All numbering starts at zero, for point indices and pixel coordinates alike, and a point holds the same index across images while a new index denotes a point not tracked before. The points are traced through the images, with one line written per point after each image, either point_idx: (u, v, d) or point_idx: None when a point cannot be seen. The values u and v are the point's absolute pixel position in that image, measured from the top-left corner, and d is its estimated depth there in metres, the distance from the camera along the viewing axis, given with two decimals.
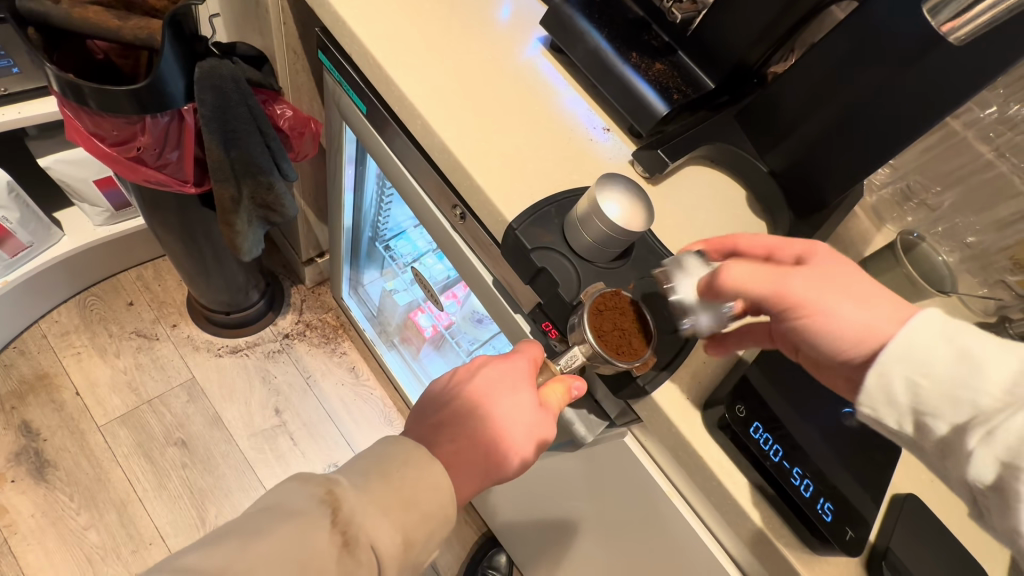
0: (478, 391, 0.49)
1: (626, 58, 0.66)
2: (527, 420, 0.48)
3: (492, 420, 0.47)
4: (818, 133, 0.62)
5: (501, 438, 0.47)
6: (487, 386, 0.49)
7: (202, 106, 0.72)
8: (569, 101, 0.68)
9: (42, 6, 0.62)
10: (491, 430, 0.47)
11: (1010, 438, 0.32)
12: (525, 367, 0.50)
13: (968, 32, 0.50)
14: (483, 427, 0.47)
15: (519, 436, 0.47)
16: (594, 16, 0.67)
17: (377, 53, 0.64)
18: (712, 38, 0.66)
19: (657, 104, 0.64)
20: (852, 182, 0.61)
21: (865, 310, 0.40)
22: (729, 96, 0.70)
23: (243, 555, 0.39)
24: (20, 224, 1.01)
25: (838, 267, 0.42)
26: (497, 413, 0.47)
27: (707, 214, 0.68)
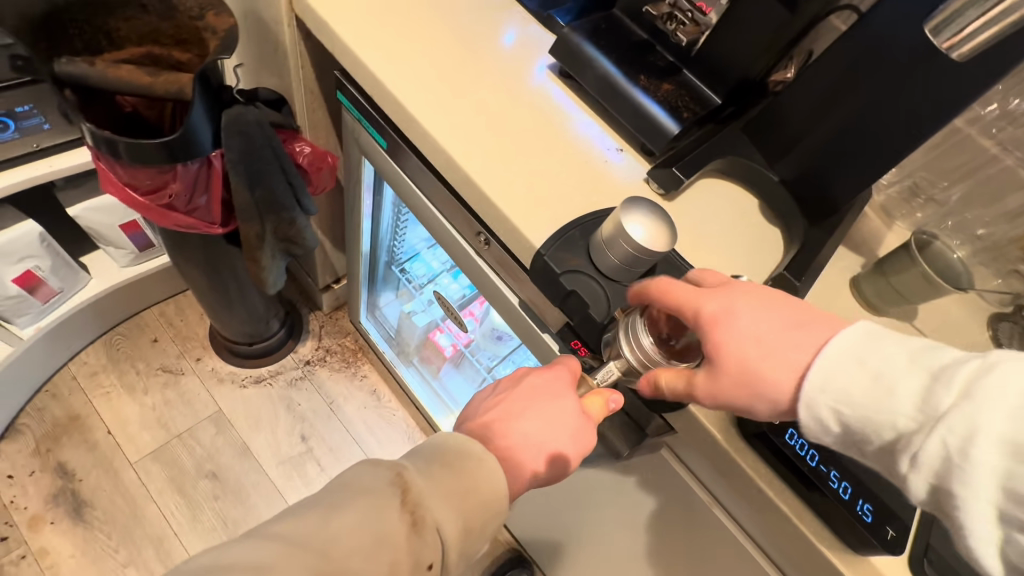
0: (524, 395, 0.51)
1: (634, 80, 0.68)
2: (571, 425, 0.49)
3: (537, 422, 0.50)
4: (827, 141, 0.63)
5: (550, 440, 0.49)
6: (533, 390, 0.51)
7: (229, 151, 0.74)
8: (582, 125, 0.70)
9: (79, 68, 0.64)
10: (535, 432, 0.49)
11: (934, 460, 0.36)
12: (568, 375, 0.52)
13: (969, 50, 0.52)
14: (529, 428, 0.50)
15: (561, 441, 0.49)
16: (600, 42, 0.70)
17: (397, 92, 0.67)
18: (716, 57, 0.69)
19: (668, 123, 0.66)
20: (864, 185, 0.63)
21: (775, 351, 0.42)
22: (735, 107, 0.72)
23: (323, 531, 0.42)
24: (52, 271, 1.04)
25: (740, 310, 0.44)
26: (541, 415, 0.50)
27: (721, 225, 0.70)
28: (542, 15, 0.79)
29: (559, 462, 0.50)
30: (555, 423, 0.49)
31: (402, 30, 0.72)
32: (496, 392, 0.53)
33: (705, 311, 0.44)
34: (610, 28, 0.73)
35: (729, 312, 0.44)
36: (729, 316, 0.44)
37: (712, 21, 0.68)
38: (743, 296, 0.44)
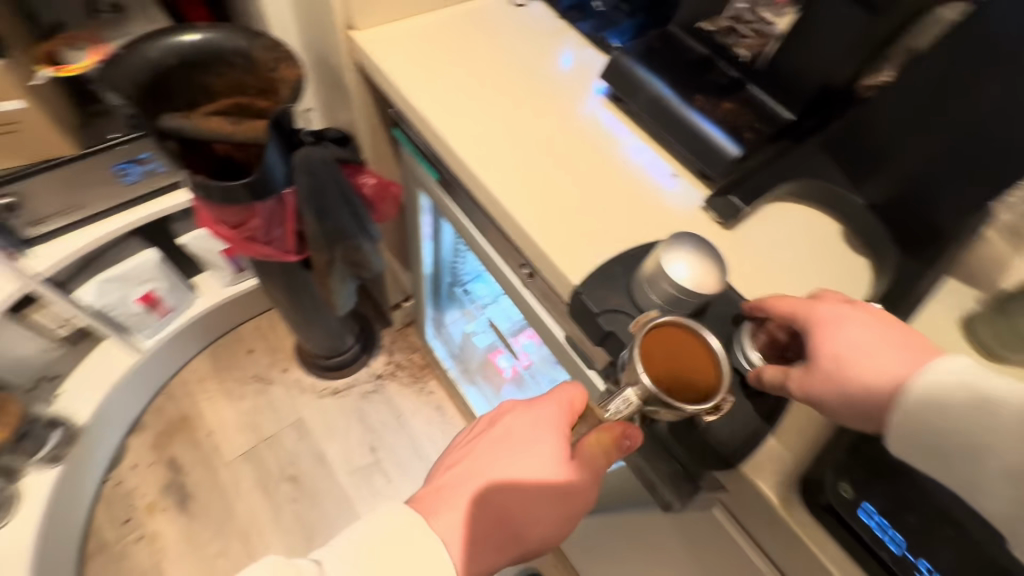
0: (511, 437, 0.50)
1: (690, 101, 0.63)
2: (545, 477, 0.48)
3: (508, 476, 0.49)
4: (931, 154, 0.54)
5: (523, 495, 0.49)
6: (506, 441, 0.50)
7: (300, 188, 0.81)
8: (633, 151, 0.67)
9: (177, 122, 0.73)
10: (511, 482, 0.49)
11: None
12: (559, 414, 0.50)
13: None
14: (499, 482, 0.49)
15: (535, 493, 0.49)
16: (653, 64, 0.66)
17: (438, 125, 0.67)
18: (787, 69, 0.62)
19: (728, 145, 0.61)
20: (982, 205, 0.52)
21: (871, 361, 0.40)
22: (816, 121, 0.64)
23: None
24: (168, 291, 1.20)
25: (845, 321, 0.43)
26: (523, 463, 0.49)
27: (792, 255, 0.62)
28: (596, 37, 0.77)
29: (537, 515, 0.49)
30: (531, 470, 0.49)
31: (453, 63, 0.73)
32: (471, 437, 0.53)
33: (814, 315, 0.44)
34: (665, 47, 0.69)
35: (836, 320, 0.43)
36: (835, 324, 0.43)
37: (777, 30, 0.61)
38: (846, 309, 0.44)
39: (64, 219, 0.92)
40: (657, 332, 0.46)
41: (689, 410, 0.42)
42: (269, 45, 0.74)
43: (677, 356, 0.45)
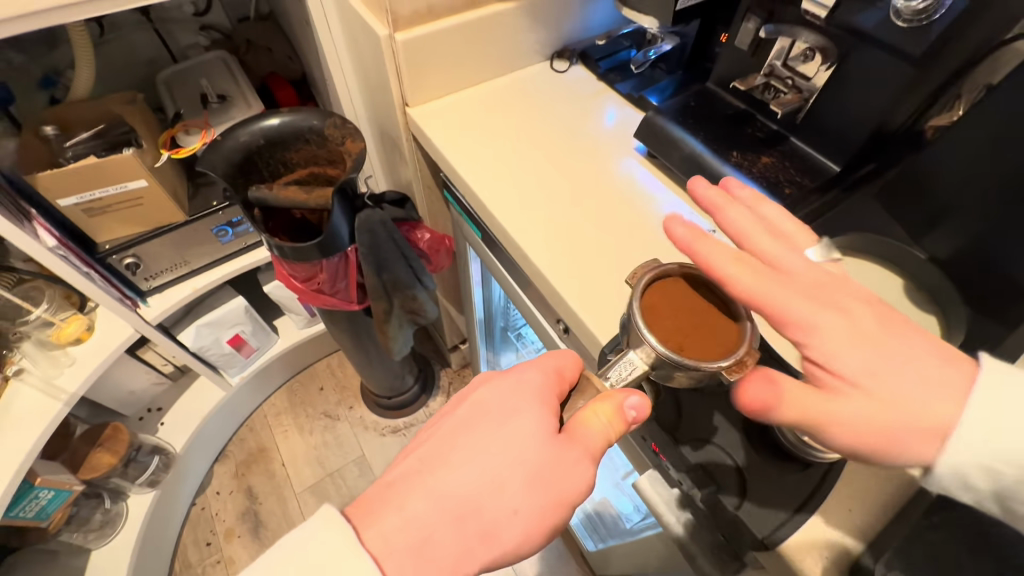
0: (489, 412, 0.46)
1: (725, 158, 0.63)
2: (525, 451, 0.43)
3: (480, 448, 0.43)
4: (997, 209, 0.50)
5: (497, 476, 0.42)
6: (479, 411, 0.46)
7: (361, 246, 0.89)
8: (668, 207, 0.68)
9: (262, 194, 0.85)
10: (481, 456, 0.43)
11: None
12: (543, 388, 0.47)
13: None
14: (470, 457, 0.43)
15: (512, 468, 0.42)
16: (687, 122, 0.68)
17: (477, 189, 0.72)
18: (829, 121, 0.60)
19: (767, 202, 0.60)
20: None
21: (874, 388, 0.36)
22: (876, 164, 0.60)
23: None
24: (252, 333, 1.34)
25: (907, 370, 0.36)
26: (500, 436, 0.44)
27: None
28: (633, 96, 0.80)
29: (513, 498, 0.42)
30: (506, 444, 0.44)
31: (496, 130, 0.79)
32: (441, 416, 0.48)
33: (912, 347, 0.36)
34: (701, 104, 0.70)
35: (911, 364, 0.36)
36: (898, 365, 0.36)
37: (816, 85, 0.59)
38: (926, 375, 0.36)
39: (173, 273, 1.08)
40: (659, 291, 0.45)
41: (708, 366, 0.40)
42: (337, 123, 0.85)
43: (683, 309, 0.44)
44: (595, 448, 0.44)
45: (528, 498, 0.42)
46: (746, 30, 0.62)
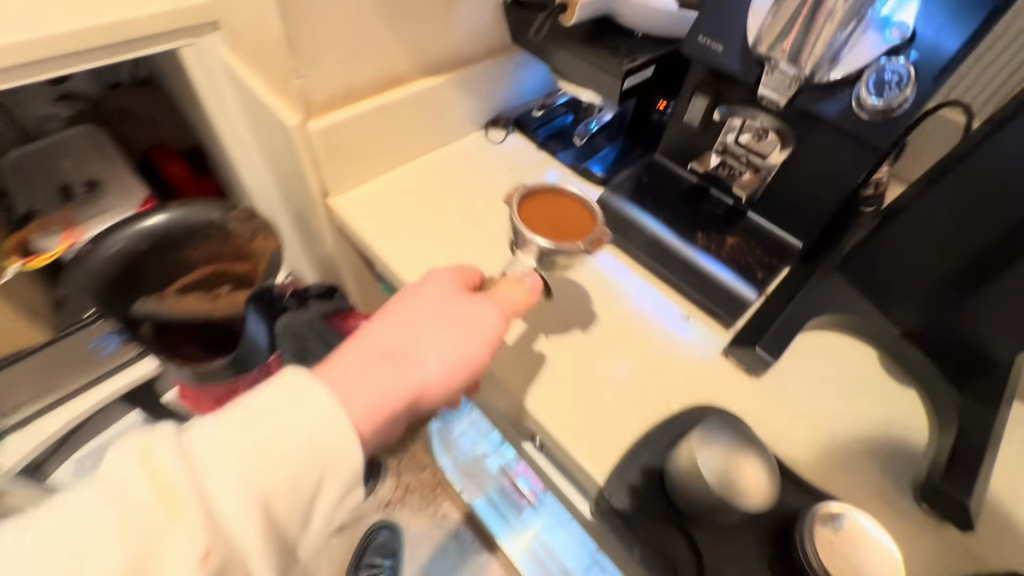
0: (401, 303, 0.45)
1: (692, 241, 0.59)
2: (449, 321, 0.44)
3: (401, 327, 0.43)
4: (961, 286, 0.49)
5: (419, 347, 0.43)
6: (395, 304, 0.45)
7: (284, 353, 0.71)
8: (634, 293, 0.61)
9: (153, 307, 0.72)
10: (404, 318, 0.44)
11: None
12: (452, 275, 0.48)
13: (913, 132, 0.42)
14: (392, 321, 0.44)
15: (435, 325, 0.44)
16: (646, 202, 0.63)
17: None
18: (789, 199, 0.58)
19: (743, 289, 0.56)
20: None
21: None
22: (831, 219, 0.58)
23: None
24: None
25: None
26: (423, 302, 0.45)
27: (837, 396, 0.55)
28: (580, 168, 0.75)
29: (435, 356, 0.42)
30: (426, 307, 0.45)
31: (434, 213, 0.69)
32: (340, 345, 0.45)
33: None
34: (654, 180, 0.66)
35: None
36: None
37: (774, 162, 0.56)
38: None
39: (35, 403, 0.86)
40: (529, 202, 0.55)
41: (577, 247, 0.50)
42: (241, 216, 0.72)
43: (558, 214, 0.55)
44: (494, 337, 0.45)
45: (440, 368, 0.42)
46: (695, 108, 0.59)
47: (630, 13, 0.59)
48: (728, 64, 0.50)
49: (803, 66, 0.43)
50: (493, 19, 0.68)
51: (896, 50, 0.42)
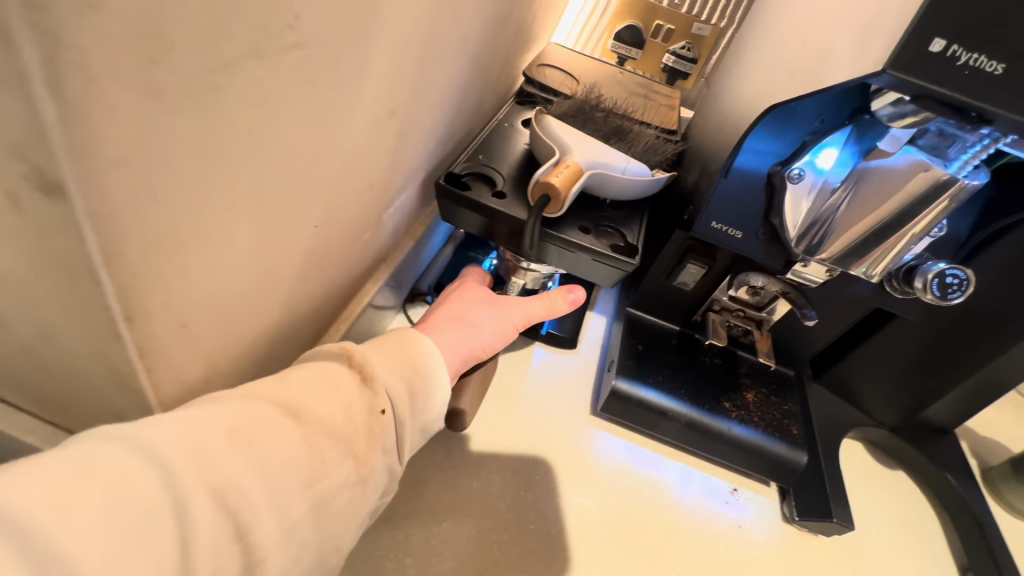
0: (451, 302, 0.48)
1: (724, 414, 0.54)
2: (520, 308, 0.51)
3: (494, 313, 0.49)
4: (921, 389, 0.58)
5: (498, 314, 0.49)
6: (468, 300, 0.49)
7: None
8: (681, 483, 0.55)
9: None
10: (486, 307, 0.48)
11: None
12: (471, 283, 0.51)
13: (886, 265, 0.41)
14: (478, 305, 0.48)
15: (507, 309, 0.50)
16: (661, 379, 0.56)
17: None
18: (782, 340, 0.57)
19: (790, 454, 0.53)
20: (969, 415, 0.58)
21: None
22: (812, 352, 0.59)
23: None
24: None
25: None
26: (486, 296, 0.50)
27: (876, 513, 0.58)
28: (543, 336, 0.63)
29: (506, 316, 0.49)
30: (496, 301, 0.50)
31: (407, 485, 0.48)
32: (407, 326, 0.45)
33: None
34: (649, 345, 0.58)
35: None
36: None
37: (777, 313, 0.54)
38: None
39: None
40: None
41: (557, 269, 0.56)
42: None
43: None
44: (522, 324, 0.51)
45: (494, 337, 0.48)
46: (687, 273, 0.54)
47: (598, 188, 0.49)
48: (747, 249, 0.46)
49: (852, 269, 0.42)
50: (417, 199, 0.50)
51: (932, 245, 0.42)
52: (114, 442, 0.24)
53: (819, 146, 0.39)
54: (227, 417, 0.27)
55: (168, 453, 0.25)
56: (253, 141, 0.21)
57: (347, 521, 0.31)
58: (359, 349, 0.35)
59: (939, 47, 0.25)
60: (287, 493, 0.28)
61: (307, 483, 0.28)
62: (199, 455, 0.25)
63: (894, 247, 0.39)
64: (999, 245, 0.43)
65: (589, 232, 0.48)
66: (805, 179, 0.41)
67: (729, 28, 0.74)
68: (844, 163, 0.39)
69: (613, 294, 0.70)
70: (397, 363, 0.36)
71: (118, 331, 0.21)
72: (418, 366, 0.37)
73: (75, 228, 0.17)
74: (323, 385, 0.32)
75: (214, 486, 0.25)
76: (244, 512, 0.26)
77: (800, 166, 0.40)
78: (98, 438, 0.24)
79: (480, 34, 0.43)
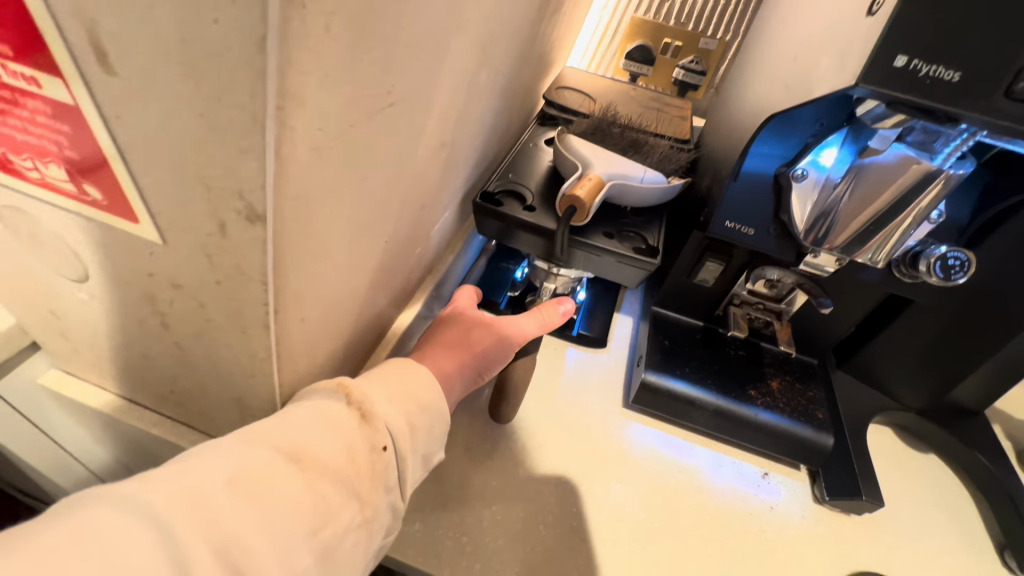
0: (455, 326, 0.51)
1: (750, 401, 0.58)
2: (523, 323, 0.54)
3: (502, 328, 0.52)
4: (945, 371, 0.60)
5: (503, 331, 0.52)
6: (475, 321, 0.52)
7: None
8: (713, 469, 0.58)
9: None
10: (491, 327, 0.52)
11: None
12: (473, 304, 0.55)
13: (890, 250, 0.45)
14: (484, 327, 0.51)
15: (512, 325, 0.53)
16: (687, 370, 0.59)
17: None
18: (803, 330, 0.60)
19: (817, 437, 0.56)
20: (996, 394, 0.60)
21: None
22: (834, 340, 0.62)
23: None
24: None
25: None
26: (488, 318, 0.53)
27: (909, 493, 0.59)
28: (575, 336, 0.67)
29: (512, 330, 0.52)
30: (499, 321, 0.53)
31: (460, 480, 0.52)
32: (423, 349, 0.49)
33: None
34: (675, 340, 0.62)
35: None
36: None
37: (794, 304, 0.57)
38: None
39: None
40: None
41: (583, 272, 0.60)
42: None
43: None
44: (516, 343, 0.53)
45: (503, 351, 0.51)
46: (706, 270, 0.58)
47: (618, 197, 0.54)
48: (760, 244, 0.50)
49: (858, 257, 0.45)
50: (457, 215, 0.56)
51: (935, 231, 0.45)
52: (122, 507, 0.27)
53: (821, 146, 0.44)
54: (230, 473, 0.30)
55: (171, 513, 0.28)
56: (366, 177, 0.27)
57: (354, 554, 0.34)
58: (356, 386, 0.38)
59: (901, 63, 0.29)
60: (291, 543, 0.31)
61: (309, 532, 0.31)
62: (198, 510, 0.29)
63: (891, 229, 0.43)
64: (1000, 227, 0.47)
65: (613, 237, 0.53)
66: (809, 177, 0.45)
67: (734, 40, 0.79)
68: (844, 160, 0.44)
69: (638, 296, 0.75)
70: (396, 399, 0.39)
71: (268, 321, 0.27)
72: (414, 396, 0.40)
73: (256, 244, 0.23)
74: (322, 425, 0.34)
75: (217, 543, 0.28)
76: (246, 564, 0.29)
77: (804, 165, 0.45)
78: (109, 501, 0.28)
79: (510, 69, 0.49)
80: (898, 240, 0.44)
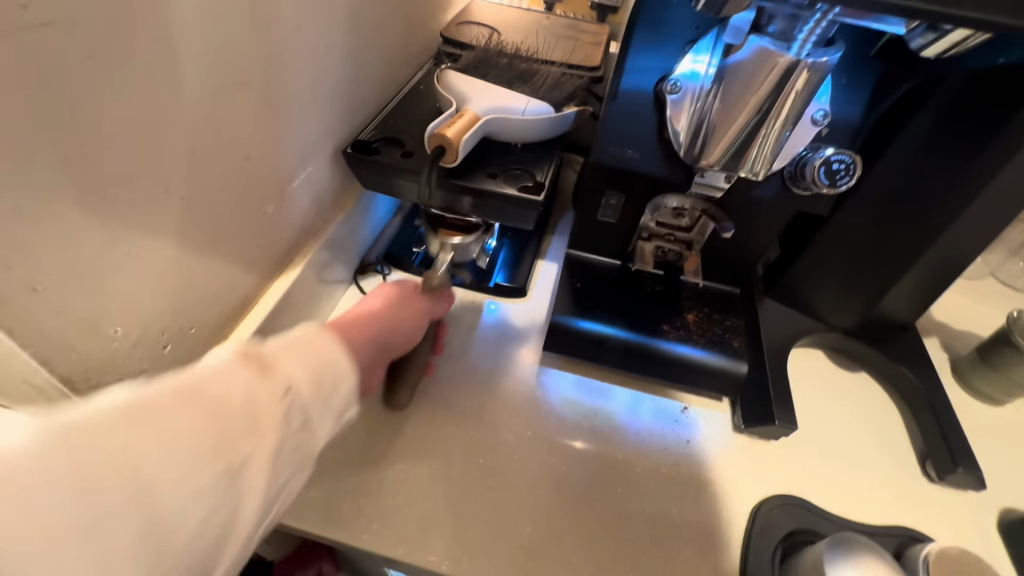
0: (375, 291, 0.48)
1: (661, 336, 0.56)
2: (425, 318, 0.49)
3: (405, 320, 0.47)
4: (868, 288, 0.57)
5: (403, 322, 0.47)
6: (391, 297, 0.48)
7: None
8: (630, 409, 0.57)
9: None
10: (402, 307, 0.47)
11: None
12: (397, 284, 0.50)
13: (771, 162, 0.41)
14: (399, 303, 0.47)
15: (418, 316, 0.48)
16: (598, 312, 0.57)
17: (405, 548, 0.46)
18: (718, 259, 0.57)
19: (729, 365, 0.54)
20: (922, 306, 0.57)
21: None
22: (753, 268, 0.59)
23: None
24: None
25: None
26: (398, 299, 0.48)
27: (835, 415, 0.58)
28: (492, 289, 0.65)
29: (414, 320, 0.48)
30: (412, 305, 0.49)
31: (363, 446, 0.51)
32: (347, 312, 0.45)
33: None
34: (587, 282, 0.59)
35: None
36: None
37: (703, 235, 0.54)
38: None
39: None
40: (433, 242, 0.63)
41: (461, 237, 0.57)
42: None
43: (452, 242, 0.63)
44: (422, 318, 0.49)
45: (403, 338, 0.46)
46: (608, 205, 0.54)
47: (503, 132, 0.50)
48: (646, 166, 0.46)
49: (739, 170, 0.41)
50: (331, 172, 0.52)
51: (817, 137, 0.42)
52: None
53: (696, 47, 0.41)
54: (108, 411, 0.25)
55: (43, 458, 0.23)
56: None
57: (255, 490, 0.28)
58: (259, 346, 0.32)
59: None
60: (183, 479, 0.25)
61: (207, 474, 0.26)
62: (79, 447, 0.23)
63: (775, 132, 0.39)
64: (902, 128, 0.46)
65: (496, 177, 0.50)
66: (684, 88, 0.42)
67: None
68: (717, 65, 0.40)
69: (564, 241, 0.71)
70: (308, 355, 0.33)
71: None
72: (329, 354, 0.33)
73: None
74: (225, 376, 0.29)
75: (91, 493, 0.23)
76: (134, 504, 0.24)
77: (677, 75, 0.42)
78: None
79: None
80: (779, 149, 0.40)
